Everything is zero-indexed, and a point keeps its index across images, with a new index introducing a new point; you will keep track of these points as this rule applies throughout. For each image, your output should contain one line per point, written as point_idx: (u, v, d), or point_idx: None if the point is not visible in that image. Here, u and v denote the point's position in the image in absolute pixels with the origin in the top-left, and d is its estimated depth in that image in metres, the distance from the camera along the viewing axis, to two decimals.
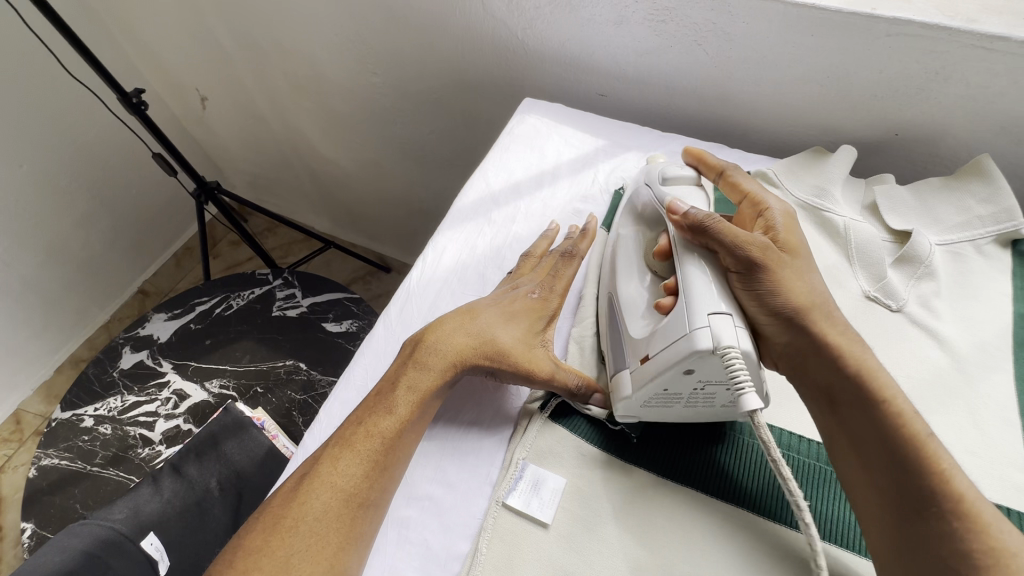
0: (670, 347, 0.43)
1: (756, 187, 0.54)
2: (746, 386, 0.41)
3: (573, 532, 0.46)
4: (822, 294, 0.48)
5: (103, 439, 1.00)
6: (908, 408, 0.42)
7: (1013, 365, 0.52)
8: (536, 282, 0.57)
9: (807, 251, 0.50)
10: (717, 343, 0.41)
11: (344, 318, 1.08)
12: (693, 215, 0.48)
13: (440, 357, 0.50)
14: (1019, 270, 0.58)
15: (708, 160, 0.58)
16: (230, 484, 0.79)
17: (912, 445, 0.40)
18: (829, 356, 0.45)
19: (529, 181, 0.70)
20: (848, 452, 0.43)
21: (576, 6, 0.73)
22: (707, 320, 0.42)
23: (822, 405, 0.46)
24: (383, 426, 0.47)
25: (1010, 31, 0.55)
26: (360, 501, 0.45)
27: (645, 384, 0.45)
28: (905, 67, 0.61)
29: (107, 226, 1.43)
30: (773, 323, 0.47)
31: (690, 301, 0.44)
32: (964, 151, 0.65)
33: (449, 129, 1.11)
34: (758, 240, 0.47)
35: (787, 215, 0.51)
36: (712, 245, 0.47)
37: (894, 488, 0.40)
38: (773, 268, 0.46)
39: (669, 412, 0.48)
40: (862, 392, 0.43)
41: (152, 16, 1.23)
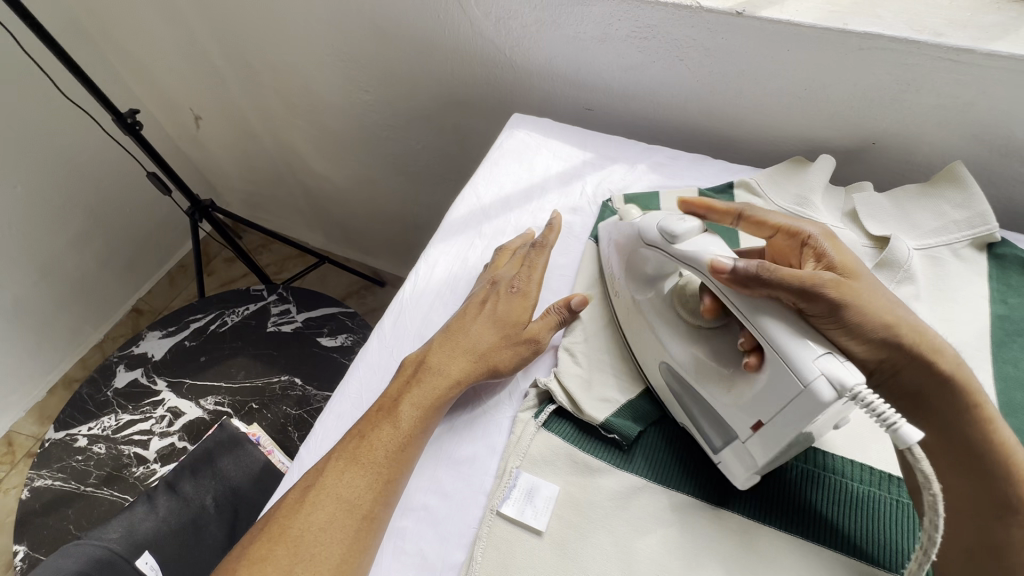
0: (790, 410, 0.40)
1: (784, 217, 0.51)
2: (897, 420, 0.37)
3: (568, 541, 0.47)
4: (899, 305, 0.46)
5: (97, 458, 0.99)
6: (995, 416, 0.44)
7: (992, 365, 0.54)
8: (513, 274, 0.59)
9: (863, 270, 0.48)
10: (841, 387, 0.38)
11: (338, 332, 1.09)
12: (745, 271, 0.44)
13: (442, 376, 0.52)
14: (996, 272, 0.60)
15: (716, 205, 0.54)
16: (225, 500, 0.79)
17: (1000, 452, 0.43)
18: (923, 364, 0.44)
19: (518, 194, 0.71)
20: (938, 458, 0.45)
21: (561, 25, 0.76)
22: (817, 369, 0.39)
23: (908, 413, 0.46)
24: (388, 438, 0.49)
25: (976, 44, 0.57)
26: (368, 514, 0.46)
27: (768, 449, 0.43)
28: (878, 79, 0.63)
29: (101, 244, 1.44)
30: (866, 344, 0.44)
31: (785, 355, 0.40)
32: (938, 159, 0.68)
33: (439, 145, 1.13)
34: (825, 277, 0.43)
35: (830, 237, 0.49)
36: (775, 295, 0.43)
37: (976, 491, 0.43)
38: (852, 296, 0.43)
39: (787, 456, 0.45)
40: (957, 404, 0.44)
41: (147, 37, 1.25)
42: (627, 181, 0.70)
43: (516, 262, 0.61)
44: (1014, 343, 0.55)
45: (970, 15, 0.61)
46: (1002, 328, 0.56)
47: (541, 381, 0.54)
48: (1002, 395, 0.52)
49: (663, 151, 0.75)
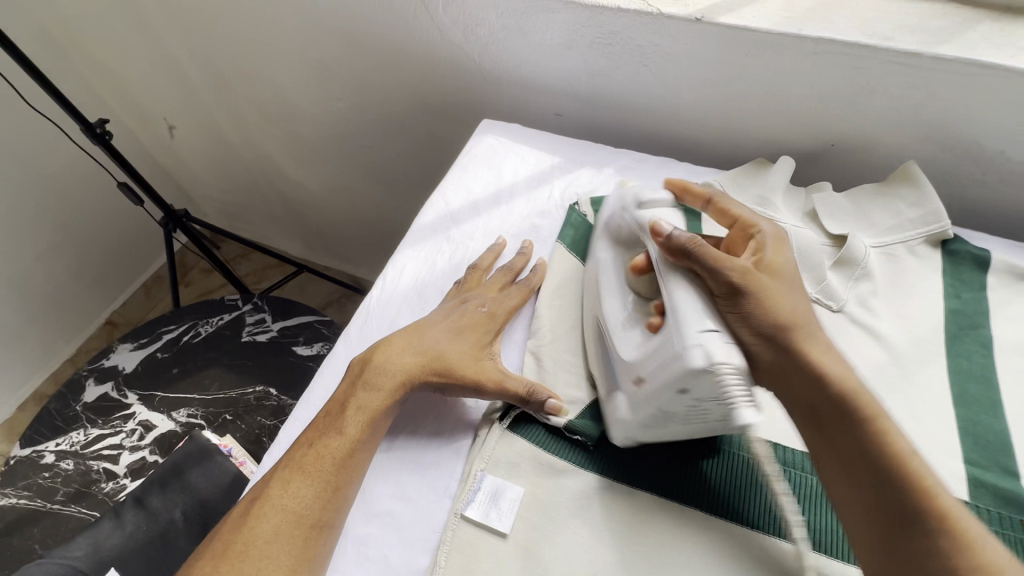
0: (663, 366, 0.44)
1: (746, 212, 0.55)
2: (739, 401, 0.42)
3: (533, 542, 0.47)
4: (806, 315, 0.47)
5: (65, 474, 0.97)
6: (893, 428, 0.43)
7: (946, 358, 0.55)
8: (485, 297, 0.59)
9: (793, 273, 0.50)
10: (710, 360, 0.42)
11: (314, 341, 1.08)
12: (678, 238, 0.48)
13: (388, 376, 0.52)
14: (950, 269, 0.61)
15: (692, 188, 0.58)
16: (195, 514, 0.77)
17: (898, 462, 0.41)
18: (811, 375, 0.44)
19: (487, 199, 0.72)
20: (835, 471, 0.44)
21: (527, 32, 0.77)
22: (699, 337, 0.43)
23: (805, 422, 0.46)
24: (334, 444, 0.48)
25: (923, 48, 0.59)
26: (317, 522, 0.45)
27: (641, 406, 0.46)
28: (833, 83, 0.65)
29: (72, 257, 1.41)
30: (759, 343, 0.45)
31: (678, 321, 0.45)
32: (895, 159, 0.69)
33: (414, 152, 1.14)
34: (738, 263, 0.46)
35: (778, 237, 0.51)
36: (694, 268, 0.48)
37: (880, 509, 0.41)
38: (754, 288, 0.46)
39: (668, 432, 0.47)
40: (853, 416, 0.43)
41: (117, 47, 1.24)
42: (593, 184, 0.71)
43: (495, 287, 0.60)
44: (967, 337, 0.57)
45: (919, 20, 0.63)
46: (957, 322, 0.58)
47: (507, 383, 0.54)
48: (955, 388, 0.53)
49: (630, 154, 0.76)
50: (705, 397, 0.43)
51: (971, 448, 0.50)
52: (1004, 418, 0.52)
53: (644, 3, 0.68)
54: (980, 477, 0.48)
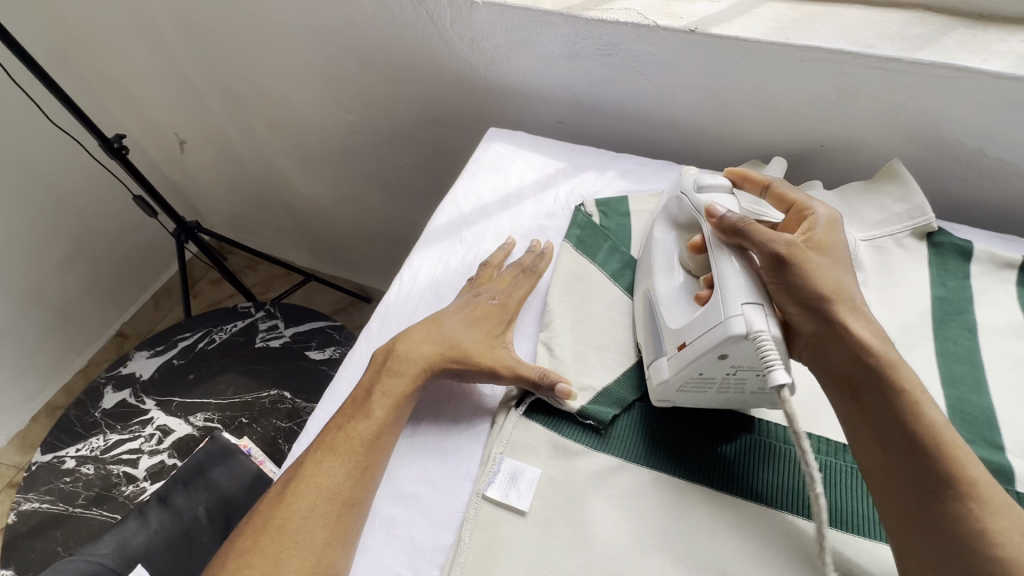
0: (705, 334, 0.48)
1: (802, 197, 0.58)
2: (775, 365, 0.44)
3: (551, 519, 0.50)
4: (850, 287, 0.50)
5: (86, 479, 0.99)
6: (926, 398, 0.45)
7: (934, 341, 0.59)
8: (497, 289, 0.62)
9: (844, 254, 0.53)
10: (750, 328, 0.45)
11: (326, 345, 1.11)
12: (730, 219, 0.52)
13: (411, 364, 0.55)
14: (936, 259, 0.65)
15: (751, 176, 0.62)
16: (218, 510, 0.79)
17: (929, 430, 0.43)
18: (851, 345, 0.47)
19: (495, 202, 0.75)
20: (868, 439, 0.46)
21: (530, 45, 0.81)
22: (741, 308, 0.47)
23: (839, 391, 0.48)
24: (362, 427, 0.52)
25: (902, 54, 0.63)
26: (348, 500, 0.49)
27: (682, 368, 0.50)
28: (820, 87, 0.69)
29: (85, 269, 1.44)
30: (800, 314, 0.49)
31: (722, 291, 0.49)
32: (880, 158, 0.74)
33: (420, 162, 1.18)
34: (784, 237, 0.50)
35: (831, 221, 0.55)
36: (744, 243, 0.51)
37: (910, 473, 0.43)
38: (801, 261, 0.49)
39: (702, 396, 0.52)
40: (885, 385, 0.46)
41: (131, 65, 1.29)
42: (596, 187, 0.75)
43: (504, 280, 0.64)
44: (954, 321, 0.60)
45: (898, 28, 0.67)
46: (943, 308, 0.61)
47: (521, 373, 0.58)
48: (943, 369, 0.57)
49: (630, 158, 0.80)
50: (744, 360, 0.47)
51: (959, 424, 0.53)
52: (989, 395, 0.55)
53: (640, 17, 0.72)
54: None
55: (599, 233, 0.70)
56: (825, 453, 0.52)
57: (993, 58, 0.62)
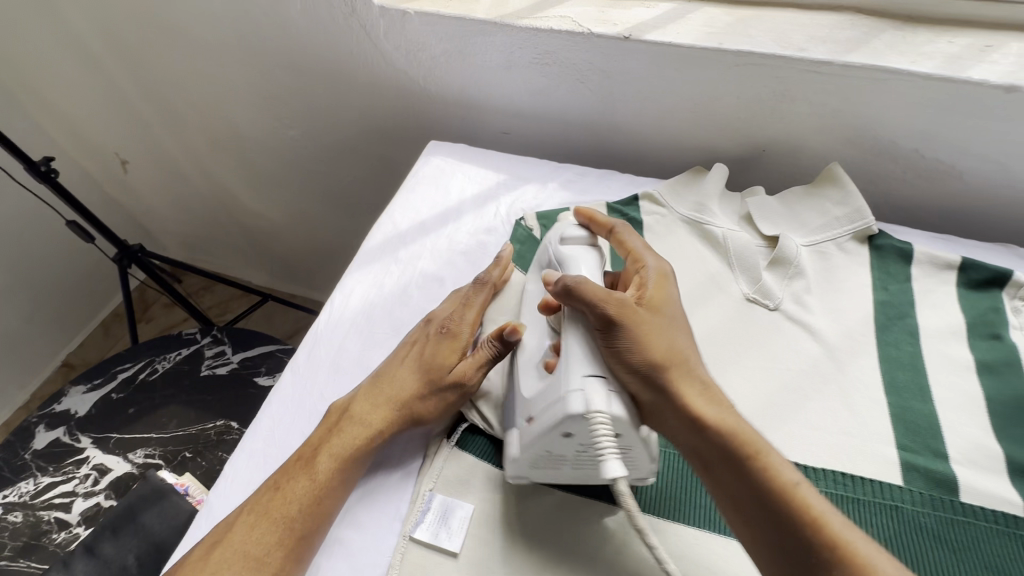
0: (548, 409, 0.44)
1: (640, 245, 0.56)
2: (606, 452, 0.42)
3: (483, 560, 0.46)
4: (682, 350, 0.48)
5: (13, 527, 0.92)
6: (775, 458, 0.43)
7: (877, 348, 0.58)
8: (449, 315, 0.57)
9: (676, 309, 0.51)
10: (586, 407, 0.42)
11: (275, 370, 1.06)
12: (563, 279, 0.48)
13: (362, 427, 0.51)
14: (878, 263, 0.64)
15: (597, 218, 0.58)
16: (149, 558, 0.74)
17: (787, 497, 0.41)
18: (689, 417, 0.45)
19: (433, 219, 0.72)
20: (731, 511, 0.43)
21: (468, 55, 0.79)
22: (581, 383, 0.43)
23: (697, 464, 0.46)
24: (302, 491, 0.48)
25: (834, 57, 0.63)
26: (277, 573, 0.45)
27: (529, 446, 0.46)
28: (757, 92, 0.68)
29: (22, 300, 1.37)
30: (636, 382, 0.45)
31: (567, 364, 0.45)
32: (822, 161, 0.73)
33: (370, 177, 1.14)
34: (617, 298, 0.47)
35: (661, 274, 0.53)
36: (582, 307, 0.47)
37: (779, 544, 0.41)
38: (628, 323, 0.46)
39: (557, 473, 0.47)
40: (733, 453, 0.44)
41: (62, 84, 1.22)
42: (538, 200, 0.73)
43: (455, 299, 0.59)
44: (896, 326, 0.59)
45: (831, 30, 0.67)
46: (885, 313, 0.60)
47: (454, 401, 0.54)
48: (887, 376, 0.56)
49: (574, 169, 0.78)
50: (586, 441, 0.43)
51: (904, 434, 0.52)
52: (932, 402, 0.54)
53: (576, 24, 0.71)
54: (911, 461, 0.50)
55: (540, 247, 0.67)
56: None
57: (922, 59, 0.62)
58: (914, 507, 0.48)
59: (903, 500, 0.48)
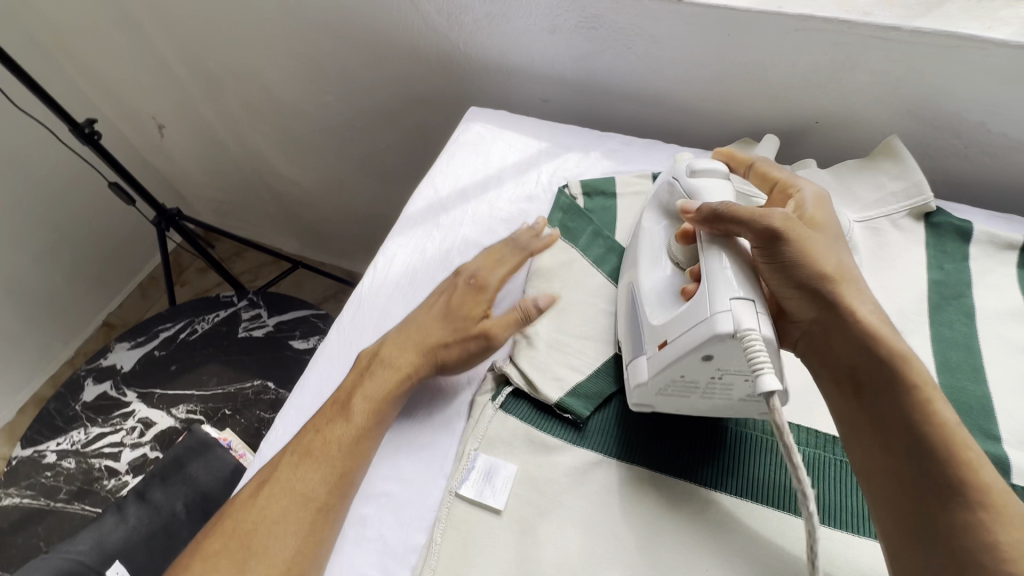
0: (690, 331, 0.44)
1: (789, 176, 0.57)
2: (764, 367, 0.40)
3: (527, 518, 0.48)
4: (848, 268, 0.48)
5: (67, 473, 0.98)
6: (940, 396, 0.42)
7: (930, 327, 0.56)
8: (478, 266, 0.60)
9: (836, 229, 0.51)
10: (737, 327, 0.42)
11: (310, 334, 1.08)
12: (709, 205, 0.49)
13: (394, 369, 0.53)
14: (933, 241, 0.62)
15: (737, 156, 0.63)
16: (196, 505, 0.77)
17: (939, 432, 0.40)
18: (853, 339, 0.45)
19: (474, 185, 0.72)
20: (866, 434, 0.44)
21: (511, 18, 0.77)
22: (730, 304, 0.43)
23: (843, 387, 0.46)
24: (340, 431, 0.50)
25: (901, 22, 0.59)
26: (323, 506, 0.46)
27: (663, 369, 0.46)
28: (815, 60, 0.65)
29: (66, 259, 1.42)
30: (801, 297, 0.47)
31: (710, 287, 0.45)
32: (878, 134, 0.70)
33: (403, 144, 1.14)
34: (778, 215, 0.47)
35: (818, 198, 0.53)
36: (738, 228, 0.47)
37: (917, 476, 0.40)
38: (795, 239, 0.46)
39: (684, 401, 0.48)
40: (894, 378, 0.43)
41: (100, 46, 1.23)
42: (581, 168, 0.72)
43: (489, 255, 0.61)
44: (951, 306, 0.58)
45: None
46: (940, 292, 0.59)
47: (497, 364, 0.55)
48: (938, 355, 0.55)
49: (617, 138, 0.76)
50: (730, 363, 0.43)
51: (955, 414, 0.51)
52: (985, 383, 0.53)
53: None
54: None
55: (583, 215, 0.66)
56: (814, 446, 0.50)
57: (998, 25, 0.58)
58: None
59: None
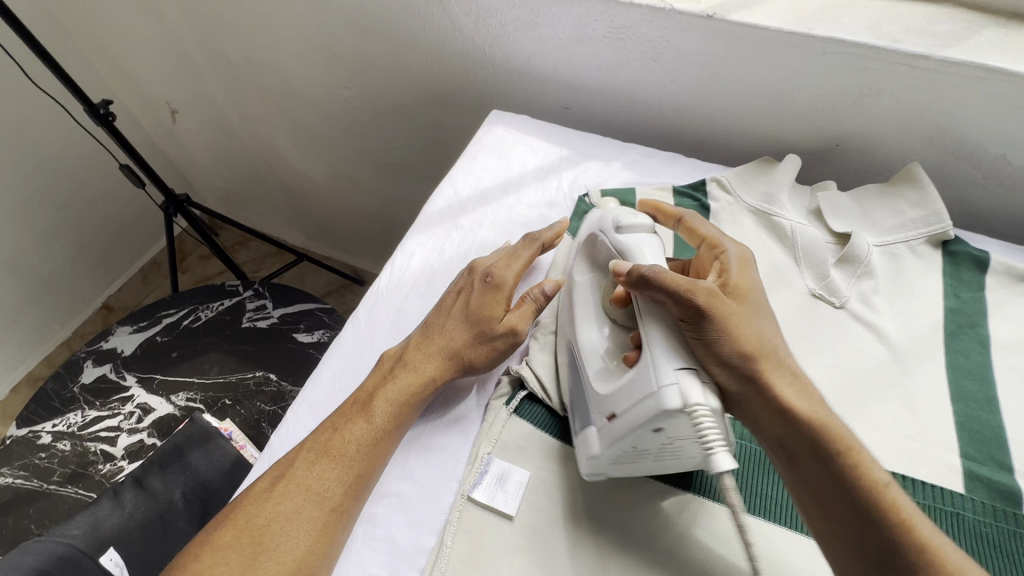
0: (637, 406, 0.43)
1: (714, 231, 0.56)
2: (717, 446, 0.40)
3: (538, 525, 0.47)
4: (770, 337, 0.47)
5: (62, 455, 0.97)
6: (867, 457, 0.43)
7: (945, 355, 0.57)
8: (495, 263, 0.58)
9: (758, 294, 0.50)
10: (685, 401, 0.40)
11: (315, 328, 1.08)
12: (638, 269, 0.47)
13: (415, 373, 0.53)
14: (950, 270, 0.62)
15: (665, 209, 0.60)
16: (195, 495, 0.77)
17: (874, 495, 0.41)
18: (780, 409, 0.45)
19: (495, 189, 0.72)
20: (809, 502, 0.44)
21: (540, 23, 0.77)
22: (674, 376, 0.41)
23: (779, 456, 0.46)
24: (360, 432, 0.49)
25: (932, 50, 0.60)
26: (337, 508, 0.46)
27: (613, 442, 0.44)
28: (841, 84, 0.66)
29: (70, 240, 1.40)
30: (728, 374, 0.45)
31: (651, 359, 0.43)
32: (898, 160, 0.71)
33: (420, 142, 1.14)
34: (702, 285, 0.45)
35: (742, 258, 0.52)
36: (663, 297, 0.46)
37: (862, 539, 0.41)
38: (720, 311, 0.45)
39: (637, 466, 0.47)
40: (824, 447, 0.43)
41: (120, 27, 1.22)
42: (602, 177, 0.72)
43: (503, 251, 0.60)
44: (966, 335, 0.58)
45: (927, 23, 0.64)
46: (956, 321, 0.59)
47: (513, 367, 0.55)
48: (953, 384, 0.55)
49: (639, 149, 0.76)
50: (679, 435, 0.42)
51: (968, 443, 0.51)
52: (999, 413, 0.53)
53: None
54: (975, 471, 0.50)
55: None
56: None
57: None
58: (975, 516, 0.47)
59: (963, 508, 0.48)
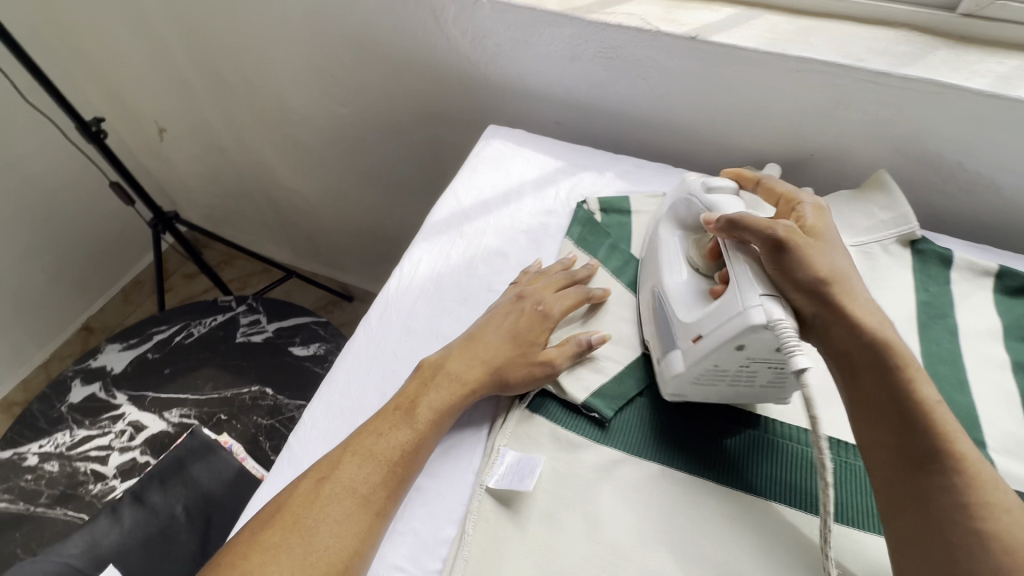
0: (722, 325, 0.48)
1: (791, 189, 0.60)
2: (796, 349, 0.45)
3: (557, 511, 0.49)
4: (845, 268, 0.51)
5: (49, 477, 0.94)
6: (920, 375, 0.46)
7: (919, 343, 0.62)
8: (545, 296, 0.60)
9: (836, 237, 0.54)
10: (769, 318, 0.46)
11: (311, 341, 1.08)
12: (724, 215, 0.53)
13: (456, 382, 0.54)
14: (919, 267, 0.67)
15: (745, 173, 0.64)
16: (198, 509, 0.76)
17: (921, 406, 0.44)
18: (847, 326, 0.48)
19: (496, 198, 0.75)
20: (863, 410, 0.47)
21: (533, 44, 0.82)
22: (760, 300, 0.47)
23: (840, 371, 0.49)
24: (405, 437, 0.50)
25: (892, 69, 0.66)
26: (381, 512, 0.47)
27: (697, 360, 0.50)
28: (813, 99, 0.72)
29: (51, 258, 1.38)
30: (803, 297, 0.49)
31: (737, 287, 0.49)
32: (866, 169, 0.77)
33: (413, 158, 1.17)
34: (780, 223, 0.50)
35: (818, 207, 0.56)
36: (748, 237, 0.51)
37: (904, 444, 0.44)
38: (797, 244, 0.50)
39: (715, 389, 0.53)
40: (881, 361, 0.46)
41: (111, 46, 1.23)
42: (598, 186, 0.76)
43: (551, 284, 0.62)
44: (937, 325, 0.63)
45: (886, 45, 0.70)
46: (927, 312, 0.64)
47: None
48: (929, 370, 0.59)
49: (630, 160, 0.81)
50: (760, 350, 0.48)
51: None
52: (971, 395, 0.57)
53: (643, 21, 0.74)
54: None
55: (600, 231, 0.70)
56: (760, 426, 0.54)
57: (974, 76, 0.65)
58: None
59: None
